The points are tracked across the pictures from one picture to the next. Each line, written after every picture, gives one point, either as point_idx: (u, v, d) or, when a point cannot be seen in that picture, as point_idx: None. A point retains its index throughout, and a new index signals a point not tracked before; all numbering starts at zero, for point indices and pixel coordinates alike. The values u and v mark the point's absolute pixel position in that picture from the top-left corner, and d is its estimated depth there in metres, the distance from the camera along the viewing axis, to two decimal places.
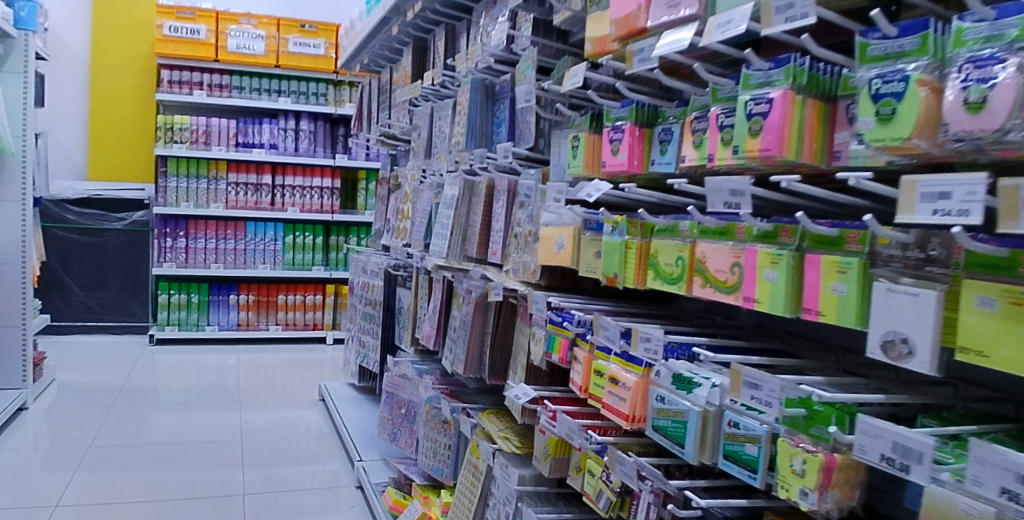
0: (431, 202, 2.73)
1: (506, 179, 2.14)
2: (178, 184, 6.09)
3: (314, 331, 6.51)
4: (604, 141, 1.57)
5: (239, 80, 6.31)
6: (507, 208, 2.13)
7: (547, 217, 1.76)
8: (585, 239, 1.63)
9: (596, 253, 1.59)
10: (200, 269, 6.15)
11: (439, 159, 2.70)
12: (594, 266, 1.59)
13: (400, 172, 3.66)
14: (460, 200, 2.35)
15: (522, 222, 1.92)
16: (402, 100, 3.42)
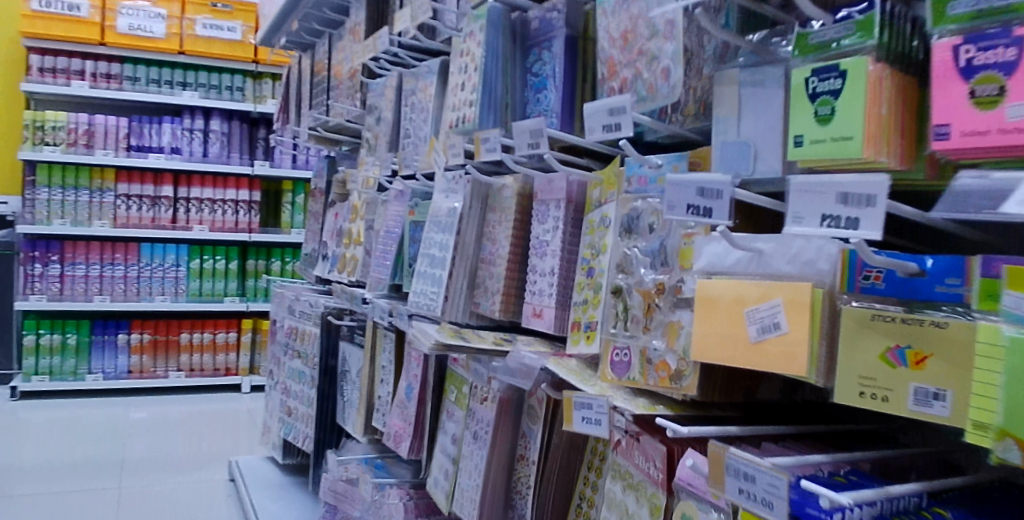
0: (405, 221, 1.74)
1: (561, 182, 1.17)
2: (50, 196, 4.85)
3: (228, 376, 5.31)
4: (940, 77, 0.60)
5: (132, 69, 5.11)
6: (564, 234, 1.16)
7: (715, 255, 0.80)
8: (852, 316, 0.66)
9: (891, 352, 0.64)
10: (77, 304, 4.89)
11: (419, 154, 1.71)
12: (896, 390, 0.64)
13: (344, 179, 2.64)
14: (464, 220, 1.37)
15: (620, 265, 0.95)
16: (348, 77, 2.41)
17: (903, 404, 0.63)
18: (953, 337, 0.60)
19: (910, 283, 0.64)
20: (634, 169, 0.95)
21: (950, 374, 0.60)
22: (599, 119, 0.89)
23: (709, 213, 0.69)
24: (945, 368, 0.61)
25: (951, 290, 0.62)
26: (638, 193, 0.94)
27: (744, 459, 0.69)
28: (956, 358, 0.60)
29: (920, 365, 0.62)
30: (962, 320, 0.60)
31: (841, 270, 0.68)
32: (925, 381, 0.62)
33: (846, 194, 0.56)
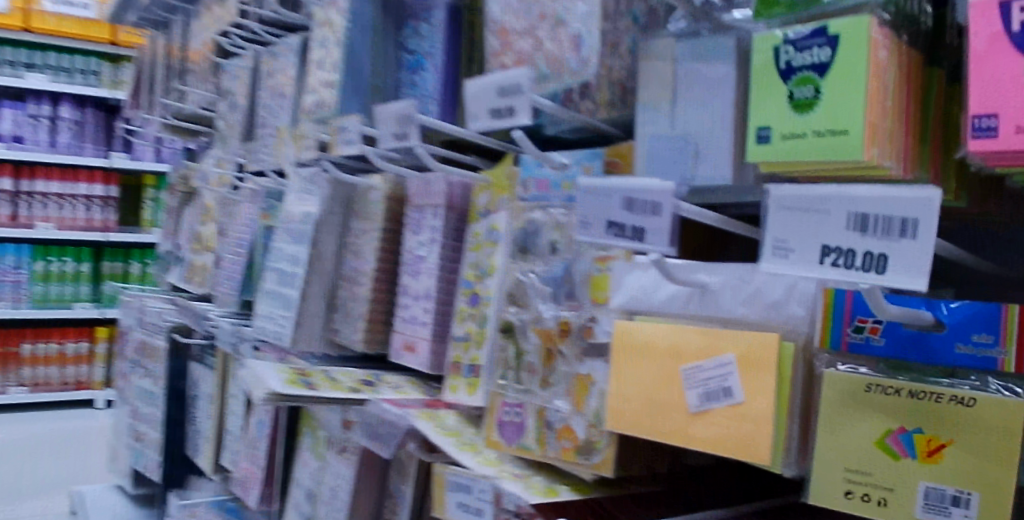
0: (258, 226, 1.45)
1: (439, 183, 0.93)
2: None
3: (79, 391, 4.74)
4: (984, 49, 0.40)
5: None
6: (443, 248, 0.93)
7: (642, 289, 0.59)
8: (839, 383, 0.47)
9: (891, 438, 0.45)
10: None
11: (274, 147, 1.43)
12: (899, 492, 0.44)
13: (199, 175, 2.30)
14: (322, 227, 1.11)
15: (511, 294, 0.73)
16: (200, 57, 2.08)
17: (907, 512, 0.44)
18: (989, 423, 0.42)
19: (923, 340, 0.45)
20: (531, 170, 0.73)
21: (982, 474, 0.42)
22: (486, 100, 0.66)
23: (639, 235, 0.47)
24: (974, 465, 0.42)
25: (978, 350, 0.43)
26: (536, 201, 0.72)
27: None
28: (991, 451, 0.41)
29: (936, 457, 0.43)
30: (1001, 399, 0.41)
31: (823, 320, 0.50)
32: (943, 484, 0.43)
33: (863, 217, 0.36)
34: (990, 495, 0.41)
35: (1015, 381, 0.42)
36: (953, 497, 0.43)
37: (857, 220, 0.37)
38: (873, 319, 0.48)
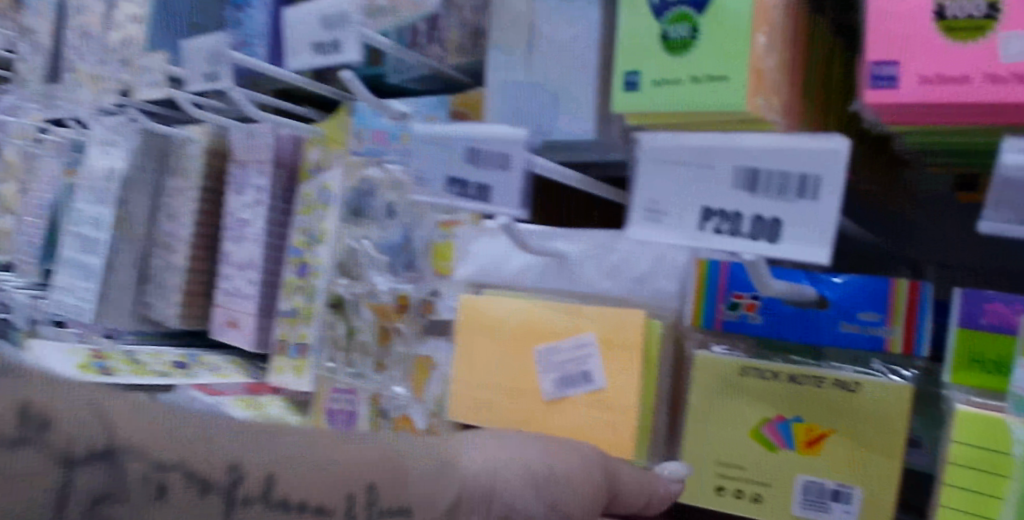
0: (59, 181, 1.25)
1: (265, 135, 0.80)
2: None
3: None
4: (899, 30, 0.34)
5: None
6: (270, 210, 0.81)
7: (490, 261, 0.52)
8: (712, 366, 0.42)
9: (768, 428, 0.41)
10: None
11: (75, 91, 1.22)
12: (776, 487, 0.40)
13: None
14: (128, 185, 0.94)
15: (342, 265, 0.63)
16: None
17: (784, 509, 0.40)
18: (871, 409, 0.39)
19: (808, 320, 0.41)
20: (365, 120, 0.60)
21: (864, 465, 0.39)
22: (307, 34, 0.55)
23: (485, 194, 0.39)
24: (856, 456, 0.39)
25: (864, 329, 0.40)
26: (371, 157, 0.61)
27: None
28: (873, 439, 0.38)
29: (815, 447, 0.40)
30: (883, 383, 0.38)
31: (696, 298, 0.44)
32: (824, 477, 0.39)
33: (753, 174, 0.30)
34: (872, 488, 0.38)
35: (902, 363, 0.39)
36: (833, 491, 0.39)
37: (745, 177, 0.30)
38: (750, 294, 0.42)
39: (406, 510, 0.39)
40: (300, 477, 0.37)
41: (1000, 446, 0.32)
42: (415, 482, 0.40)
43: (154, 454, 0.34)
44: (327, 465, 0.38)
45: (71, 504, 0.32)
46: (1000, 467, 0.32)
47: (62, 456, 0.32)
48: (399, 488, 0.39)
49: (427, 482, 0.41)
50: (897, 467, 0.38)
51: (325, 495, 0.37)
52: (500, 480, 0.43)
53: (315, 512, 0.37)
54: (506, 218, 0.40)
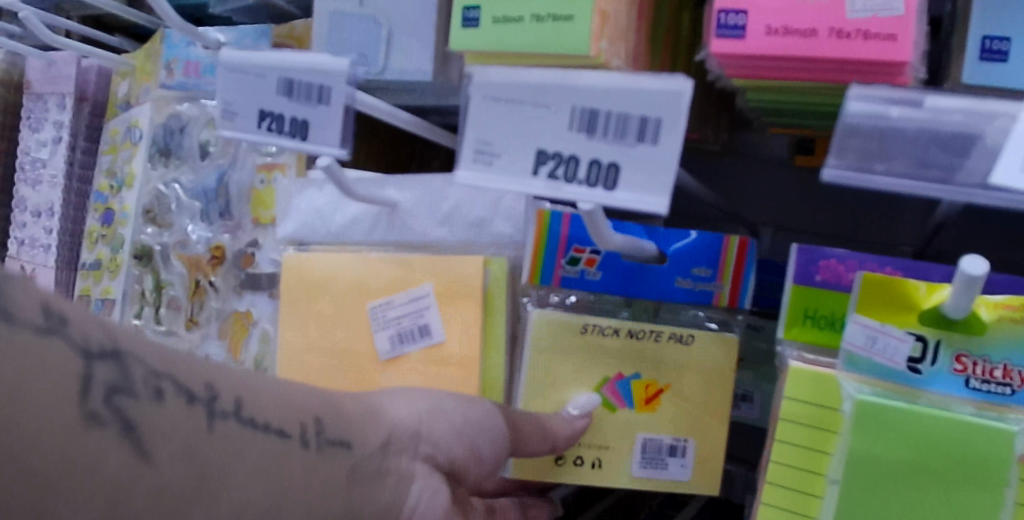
0: None
1: (65, 64, 0.70)
2: None
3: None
4: None
5: None
6: (72, 151, 0.71)
7: (312, 214, 0.46)
8: (550, 323, 0.40)
9: (609, 389, 0.40)
10: None
11: None
12: (618, 448, 0.40)
13: None
14: None
15: (147, 212, 0.55)
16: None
17: (624, 469, 0.40)
18: (703, 362, 0.40)
19: (645, 275, 0.39)
20: (176, 48, 0.53)
21: (699, 418, 0.40)
22: None
23: (302, 129, 0.34)
24: (688, 414, 0.40)
25: (694, 284, 0.39)
26: (184, 91, 0.54)
27: None
28: (705, 391, 0.40)
29: (652, 405, 0.40)
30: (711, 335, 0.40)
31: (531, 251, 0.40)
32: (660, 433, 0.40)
33: (592, 116, 0.27)
34: (704, 440, 0.40)
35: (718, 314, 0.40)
36: (670, 447, 0.40)
37: (584, 119, 0.27)
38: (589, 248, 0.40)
39: (346, 443, 0.33)
40: (271, 403, 0.31)
41: (830, 402, 0.30)
42: (349, 415, 0.34)
43: (147, 358, 0.27)
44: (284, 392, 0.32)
45: (82, 393, 0.25)
46: (830, 424, 0.30)
47: (80, 345, 0.25)
48: (341, 421, 0.33)
49: (360, 420, 0.35)
50: (724, 419, 0.40)
51: (289, 421, 0.31)
52: (430, 424, 0.38)
53: (279, 434, 0.30)
54: (328, 158, 0.36)
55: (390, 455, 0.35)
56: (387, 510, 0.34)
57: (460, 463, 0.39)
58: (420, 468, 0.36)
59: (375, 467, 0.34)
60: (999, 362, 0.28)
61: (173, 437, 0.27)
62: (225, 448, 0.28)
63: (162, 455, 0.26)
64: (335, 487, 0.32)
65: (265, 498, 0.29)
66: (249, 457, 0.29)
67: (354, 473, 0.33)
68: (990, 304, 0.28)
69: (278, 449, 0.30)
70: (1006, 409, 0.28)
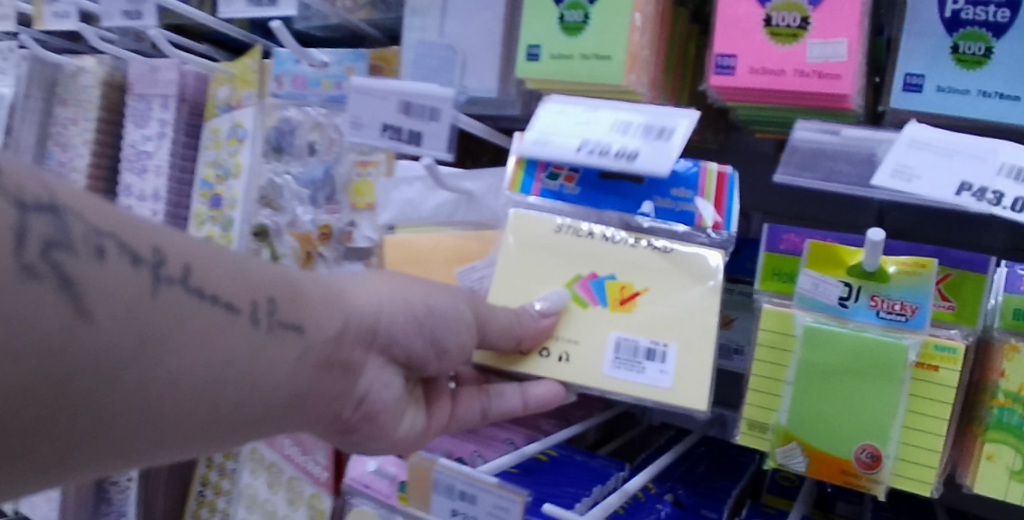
0: None
1: (169, 71, 0.83)
2: None
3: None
4: (738, 30, 0.46)
5: None
6: (173, 144, 0.84)
7: (405, 204, 0.59)
8: (529, 225, 0.51)
9: (590, 278, 0.49)
10: None
11: None
12: (593, 343, 0.48)
13: None
14: (17, 113, 0.94)
15: (263, 197, 0.69)
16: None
17: (599, 364, 0.47)
18: (679, 269, 0.48)
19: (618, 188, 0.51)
20: (284, 64, 0.67)
21: (673, 323, 0.47)
22: None
23: (416, 138, 0.48)
24: (654, 312, 0.47)
25: (674, 203, 0.50)
26: (289, 97, 0.67)
27: (461, 475, 0.52)
28: (681, 303, 0.47)
29: (625, 303, 0.48)
30: (693, 251, 0.48)
31: (517, 166, 0.53)
32: (625, 325, 0.48)
33: None
34: (679, 347, 0.47)
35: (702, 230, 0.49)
36: (648, 351, 0.47)
37: None
38: (567, 168, 0.52)
39: (298, 327, 0.41)
40: (214, 274, 0.38)
41: (789, 330, 0.44)
42: (307, 301, 0.42)
43: (92, 218, 0.34)
44: (243, 272, 0.40)
45: (21, 245, 0.32)
46: (788, 345, 0.44)
47: (16, 198, 0.32)
48: (293, 304, 0.41)
49: (317, 306, 0.43)
50: (699, 323, 0.47)
51: (238, 295, 0.38)
52: (388, 312, 0.46)
53: (231, 311, 0.38)
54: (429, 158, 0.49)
55: (343, 346, 0.44)
56: (338, 391, 0.44)
57: (421, 356, 0.48)
58: (374, 363, 0.46)
59: (326, 350, 0.43)
60: (897, 299, 0.42)
61: (109, 300, 0.34)
62: (162, 310, 0.35)
63: (100, 315, 0.33)
64: (287, 361, 0.41)
65: (202, 370, 0.37)
66: (191, 324, 0.36)
67: (307, 354, 0.41)
68: (895, 262, 0.42)
69: (223, 319, 0.38)
70: (904, 331, 0.42)
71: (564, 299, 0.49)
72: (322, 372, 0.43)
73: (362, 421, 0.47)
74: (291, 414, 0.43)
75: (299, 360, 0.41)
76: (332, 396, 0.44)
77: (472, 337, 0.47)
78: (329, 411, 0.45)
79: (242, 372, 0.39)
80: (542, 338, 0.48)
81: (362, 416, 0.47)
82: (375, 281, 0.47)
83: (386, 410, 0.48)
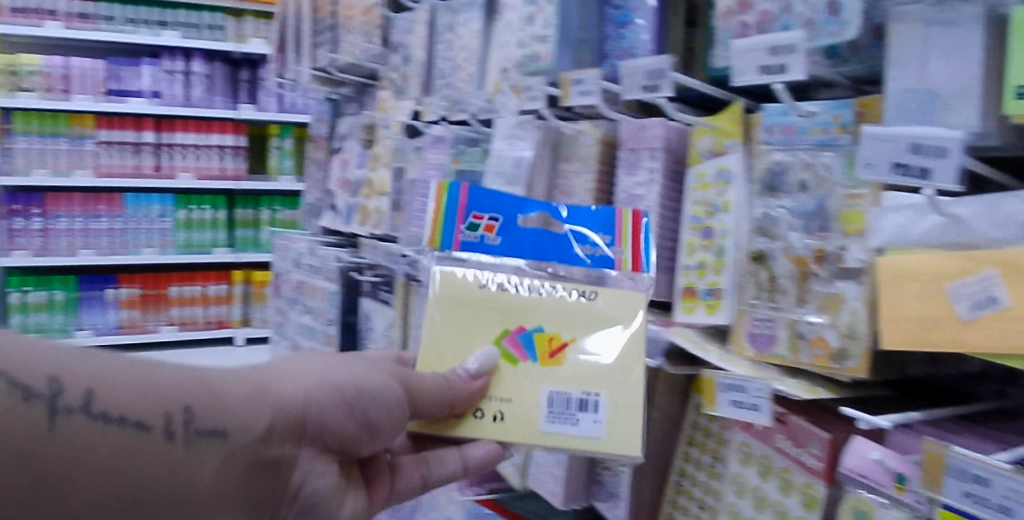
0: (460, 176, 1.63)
1: (657, 128, 1.05)
2: (29, 146, 4.03)
3: (218, 332, 4.61)
4: None
5: (106, 6, 4.19)
6: (662, 187, 1.05)
7: (897, 231, 0.74)
8: (455, 286, 0.85)
9: (518, 330, 0.83)
10: (64, 258, 4.13)
11: (473, 106, 1.60)
12: (528, 401, 0.79)
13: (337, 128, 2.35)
14: (535, 169, 1.25)
15: (762, 227, 0.88)
16: (328, 11, 2.19)
17: (537, 424, 0.78)
18: (588, 325, 0.83)
19: (531, 242, 0.94)
20: (775, 117, 0.87)
21: (592, 380, 0.80)
22: (756, 59, 0.82)
23: (926, 173, 0.66)
24: (573, 357, 0.81)
25: (590, 249, 0.94)
26: (781, 143, 0.87)
27: (974, 460, 0.64)
28: (595, 368, 0.80)
29: (552, 357, 0.81)
30: (602, 313, 0.84)
31: (440, 226, 0.93)
32: (552, 381, 0.80)
33: None
34: (603, 402, 0.79)
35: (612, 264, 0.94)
36: (582, 402, 0.79)
37: None
38: (486, 223, 0.93)
39: (218, 432, 0.65)
40: (115, 399, 0.61)
41: None
42: (226, 412, 0.66)
43: None
44: (163, 394, 0.63)
45: None
46: None
47: None
48: (209, 414, 0.64)
49: (244, 408, 0.67)
50: (604, 380, 0.80)
51: (151, 416, 0.62)
52: (315, 408, 0.71)
53: (145, 428, 0.61)
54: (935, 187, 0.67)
55: (270, 442, 0.68)
56: (271, 477, 0.69)
57: (350, 436, 0.74)
58: (304, 453, 0.71)
59: (252, 444, 0.67)
60: None
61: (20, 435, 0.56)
62: (70, 433, 0.58)
63: (43, 445, 0.57)
64: (210, 458, 0.65)
65: (112, 468, 0.60)
66: (111, 436, 0.60)
67: (226, 448, 0.65)
68: None
69: (142, 434, 0.61)
70: None
71: (496, 356, 0.81)
72: (250, 469, 0.67)
73: (305, 496, 0.72)
74: (228, 502, 0.67)
75: (223, 459, 0.65)
76: (268, 484, 0.69)
77: (406, 410, 0.76)
78: (271, 502, 0.70)
79: (162, 465, 0.62)
80: (475, 401, 0.79)
81: (301, 500, 0.72)
82: (302, 379, 0.72)
83: (321, 491, 0.73)
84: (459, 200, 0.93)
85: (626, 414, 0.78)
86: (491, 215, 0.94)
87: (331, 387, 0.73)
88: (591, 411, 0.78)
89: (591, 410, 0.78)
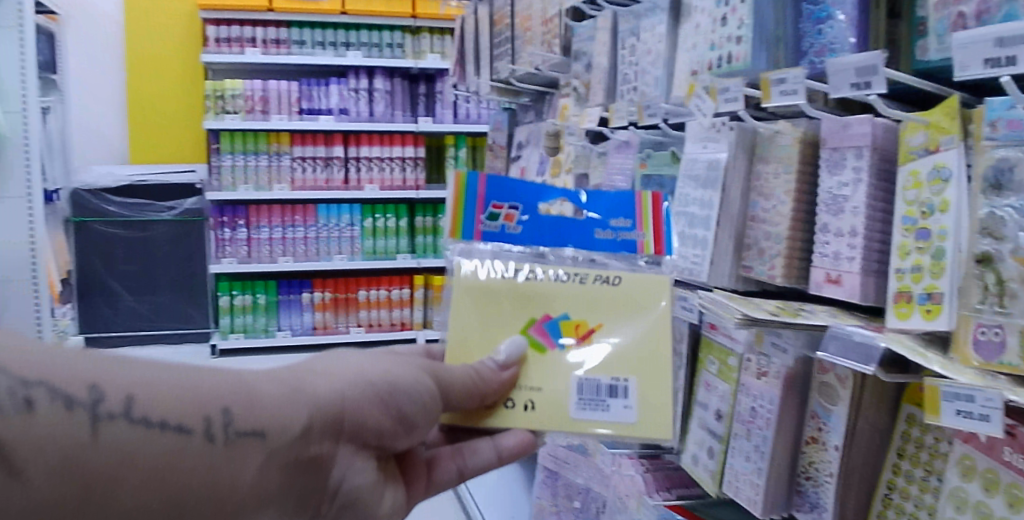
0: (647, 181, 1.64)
1: (863, 125, 1.01)
2: (235, 163, 4.53)
3: (401, 332, 4.93)
4: None
5: (298, 33, 4.61)
6: (869, 187, 1.01)
7: None
8: (474, 278, 0.88)
9: (545, 319, 0.87)
10: (266, 264, 4.60)
11: (657, 110, 1.62)
12: (556, 389, 0.83)
13: (516, 137, 2.45)
14: (730, 172, 1.24)
15: (987, 228, 0.83)
16: (506, 25, 2.28)
17: (570, 411, 0.82)
18: (616, 309, 0.88)
19: (550, 233, 0.95)
20: (998, 111, 0.81)
21: (621, 366, 0.84)
22: (981, 51, 0.77)
23: None
24: (599, 342, 0.86)
25: (618, 234, 0.96)
26: (1008, 138, 0.81)
27: None
28: (625, 354, 0.85)
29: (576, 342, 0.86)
30: (627, 293, 0.88)
31: (457, 217, 0.94)
32: (581, 366, 0.84)
33: None
34: (633, 385, 0.84)
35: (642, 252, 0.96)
36: (609, 387, 0.83)
37: None
38: (505, 212, 0.94)
39: (258, 432, 0.68)
40: (157, 403, 0.64)
41: None
42: (262, 414, 0.69)
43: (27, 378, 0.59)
44: (200, 400, 0.67)
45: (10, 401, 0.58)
46: None
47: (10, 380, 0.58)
48: (246, 416, 0.68)
49: (281, 409, 0.70)
50: (634, 364, 0.85)
51: (193, 420, 0.65)
52: (349, 406, 0.74)
53: (188, 432, 0.65)
54: None
55: (307, 440, 0.71)
56: (310, 472, 0.73)
57: (386, 430, 0.77)
58: (341, 449, 0.75)
59: (290, 443, 0.70)
60: None
61: (67, 446, 0.59)
62: (116, 441, 0.61)
63: (91, 451, 0.60)
64: (252, 457, 0.68)
65: (160, 470, 0.63)
66: (158, 442, 0.63)
67: (266, 448, 0.69)
68: None
69: (187, 437, 0.64)
70: None
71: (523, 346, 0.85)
72: (290, 466, 0.71)
73: (345, 491, 0.76)
74: (268, 498, 0.71)
75: (264, 458, 0.69)
76: (308, 479, 0.73)
77: (437, 403, 0.78)
78: (309, 497, 0.74)
79: (206, 466, 0.66)
80: (505, 392, 0.83)
81: (338, 493, 0.76)
82: (330, 379, 0.75)
83: (358, 485, 0.77)
84: (478, 191, 0.94)
85: (652, 400, 0.83)
86: (511, 205, 0.95)
87: (363, 385, 0.76)
88: (622, 397, 0.83)
89: (620, 395, 0.83)
